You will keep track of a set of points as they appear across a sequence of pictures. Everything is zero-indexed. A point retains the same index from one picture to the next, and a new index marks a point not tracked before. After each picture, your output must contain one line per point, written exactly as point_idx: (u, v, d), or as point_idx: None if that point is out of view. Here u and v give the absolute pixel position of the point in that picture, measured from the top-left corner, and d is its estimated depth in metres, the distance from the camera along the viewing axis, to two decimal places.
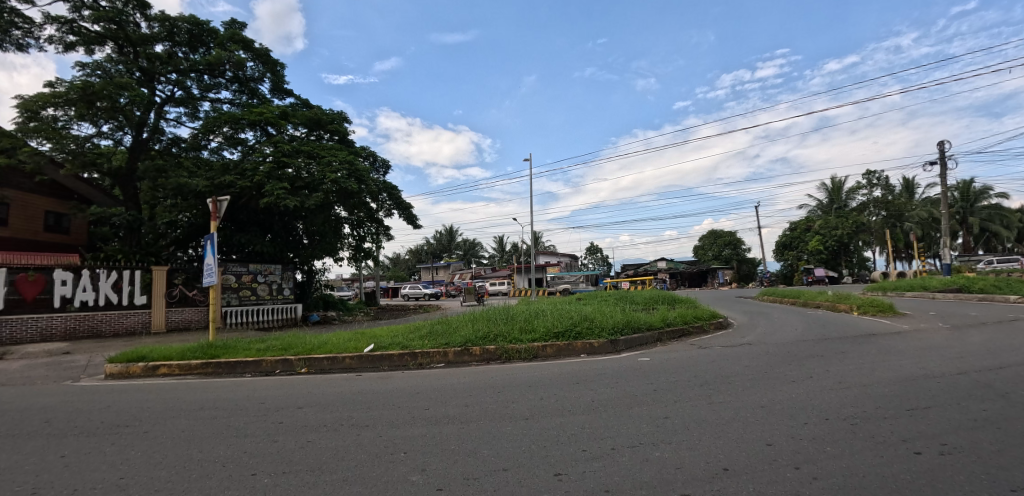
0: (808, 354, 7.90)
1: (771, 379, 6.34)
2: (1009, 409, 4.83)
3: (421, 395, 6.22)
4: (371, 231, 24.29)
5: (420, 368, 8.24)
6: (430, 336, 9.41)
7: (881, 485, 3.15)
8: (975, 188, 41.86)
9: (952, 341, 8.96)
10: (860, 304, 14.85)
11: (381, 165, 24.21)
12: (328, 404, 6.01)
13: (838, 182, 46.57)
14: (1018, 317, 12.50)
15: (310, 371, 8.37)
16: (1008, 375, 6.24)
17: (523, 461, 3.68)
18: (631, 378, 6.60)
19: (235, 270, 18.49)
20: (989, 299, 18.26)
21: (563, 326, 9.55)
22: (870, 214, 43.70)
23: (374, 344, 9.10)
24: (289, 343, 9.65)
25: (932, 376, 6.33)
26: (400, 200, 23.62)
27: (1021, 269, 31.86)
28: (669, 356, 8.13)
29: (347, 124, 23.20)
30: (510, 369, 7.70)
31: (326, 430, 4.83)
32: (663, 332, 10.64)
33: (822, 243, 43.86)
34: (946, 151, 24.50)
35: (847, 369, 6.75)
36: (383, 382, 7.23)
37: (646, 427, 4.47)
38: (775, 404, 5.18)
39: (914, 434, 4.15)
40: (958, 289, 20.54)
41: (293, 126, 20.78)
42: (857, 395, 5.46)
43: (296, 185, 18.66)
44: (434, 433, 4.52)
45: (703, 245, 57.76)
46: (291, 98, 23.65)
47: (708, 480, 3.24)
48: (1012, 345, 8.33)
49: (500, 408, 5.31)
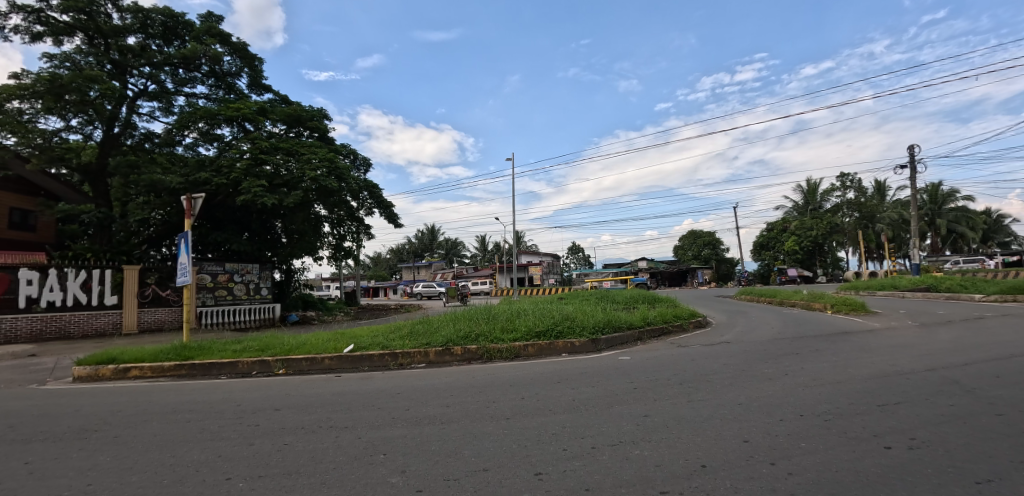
0: (784, 352, 8.06)
1: (749, 377, 6.45)
2: (973, 404, 5.01)
3: (400, 396, 6.15)
4: (352, 230, 24.00)
5: (401, 368, 8.17)
6: (410, 336, 9.33)
7: (853, 479, 3.23)
8: (943, 191, 43.28)
9: (918, 338, 9.29)
10: (834, 303, 15.22)
11: (362, 162, 23.93)
12: (306, 405, 5.91)
13: (813, 184, 47.66)
14: (981, 315, 12.97)
15: (288, 372, 8.20)
16: (973, 371, 6.48)
17: (504, 461, 3.67)
18: (613, 377, 6.65)
19: (211, 269, 18.06)
20: (956, 299, 18.89)
21: (544, 326, 9.56)
22: (844, 215, 44.83)
23: (353, 345, 8.97)
24: (267, 343, 9.45)
25: (902, 372, 6.52)
26: (382, 199, 23.40)
27: (986, 269, 33.35)
28: (649, 354, 8.22)
29: (326, 120, 22.84)
30: (492, 368, 7.68)
31: (304, 432, 4.74)
32: (643, 331, 10.74)
33: (798, 243, 44.94)
34: (917, 155, 25.29)
35: (822, 366, 6.91)
36: (363, 383, 7.15)
37: (627, 425, 4.49)
38: (753, 401, 5.27)
39: (885, 429, 4.28)
40: (926, 289, 21.20)
41: (271, 123, 20.39)
42: (831, 392, 5.60)
43: (274, 183, 18.31)
44: (415, 434, 4.48)
45: (683, 245, 58.56)
46: (269, 93, 23.17)
47: (687, 477, 3.28)
48: (978, 343, 8.64)
49: (482, 408, 5.30)
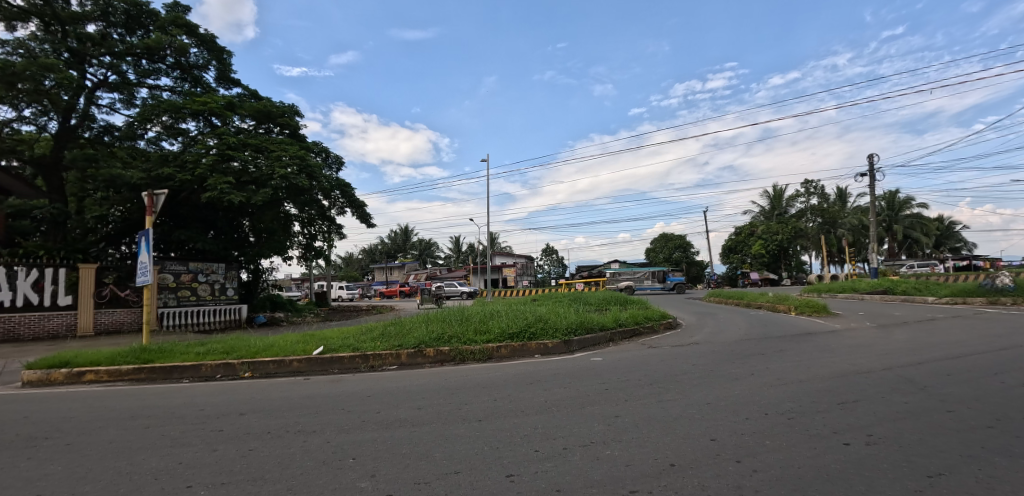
0: (751, 352, 8.27)
1: (717, 377, 6.59)
2: (925, 401, 5.26)
3: (371, 398, 6.05)
4: (323, 230, 23.55)
5: (372, 370, 8.05)
6: (382, 337, 9.19)
7: (816, 475, 3.33)
8: (899, 198, 45.36)
9: (875, 339, 9.73)
10: (797, 304, 15.82)
11: (335, 161, 23.50)
12: (273, 409, 5.74)
13: (779, 189, 49.24)
14: (932, 317, 13.68)
15: (254, 375, 7.95)
16: (925, 370, 6.82)
17: (476, 464, 3.63)
18: (585, 377, 6.72)
19: (174, 269, 17.40)
20: (911, 300, 19.97)
21: (517, 327, 9.58)
22: (808, 220, 46.43)
23: (323, 347, 8.76)
24: (232, 346, 9.16)
25: (861, 372, 6.77)
26: (354, 199, 23.04)
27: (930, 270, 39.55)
28: (621, 355, 8.35)
29: (298, 117, 22.33)
30: (464, 370, 7.64)
31: (270, 437, 4.60)
32: (614, 332, 10.88)
33: (764, 247, 46.46)
34: (875, 164, 26.45)
35: (786, 366, 7.12)
36: (335, 386, 6.97)
37: (599, 426, 4.53)
38: (720, 400, 5.38)
39: (844, 426, 4.43)
40: (883, 291, 22.18)
41: (239, 118, 19.82)
42: (795, 391, 5.77)
43: (242, 180, 17.80)
44: (386, 437, 4.40)
45: (654, 248, 59.69)
46: (238, 87, 22.52)
47: (656, 476, 3.33)
48: (930, 343, 9.04)
49: (454, 410, 5.24)
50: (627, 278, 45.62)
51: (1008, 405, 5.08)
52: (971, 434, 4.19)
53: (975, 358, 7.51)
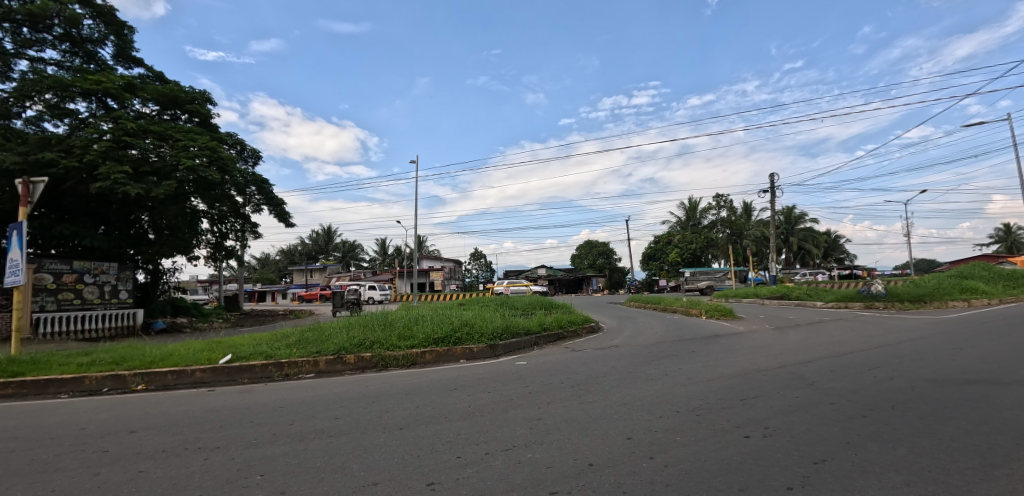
0: (665, 354, 8.80)
1: (634, 378, 6.92)
2: (813, 396, 5.88)
3: (283, 409, 5.65)
4: (236, 228, 21.88)
5: (287, 379, 7.56)
6: (299, 344, 8.68)
7: (719, 467, 3.59)
8: (796, 213, 50.50)
9: (771, 340, 10.77)
10: (708, 308, 17.05)
11: (251, 154, 21.95)
12: (170, 425, 5.19)
13: (693, 202, 52.86)
14: (818, 319, 15.44)
15: (149, 388, 7.15)
16: (813, 367, 7.65)
17: (395, 474, 3.52)
18: (509, 381, 6.76)
19: (54, 268, 15.28)
20: (804, 303, 22.42)
21: (443, 332, 9.45)
22: (718, 231, 50.34)
23: (232, 355, 8.08)
24: (124, 355, 8.18)
25: (761, 370, 7.45)
26: (272, 196, 21.69)
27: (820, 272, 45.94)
28: (545, 359, 8.53)
29: (209, 104, 20.62)
30: (386, 377, 7.39)
31: (166, 456, 4.16)
32: (540, 336, 11.11)
33: (680, 255, 49.89)
34: (775, 182, 29.20)
35: (695, 367, 7.65)
36: (242, 398, 6.45)
37: (521, 429, 4.58)
38: (636, 400, 5.66)
39: (745, 420, 4.82)
40: (781, 297, 24.48)
41: (140, 101, 17.92)
42: (704, 389, 6.21)
43: (140, 170, 16.08)
44: (298, 451, 4.14)
45: (580, 254, 61.53)
46: (139, 67, 20.32)
47: (575, 476, 3.42)
48: (818, 343, 10.18)
49: (375, 419, 5.03)
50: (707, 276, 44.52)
51: (878, 396, 5.83)
52: (848, 423, 4.74)
53: (853, 356, 8.58)
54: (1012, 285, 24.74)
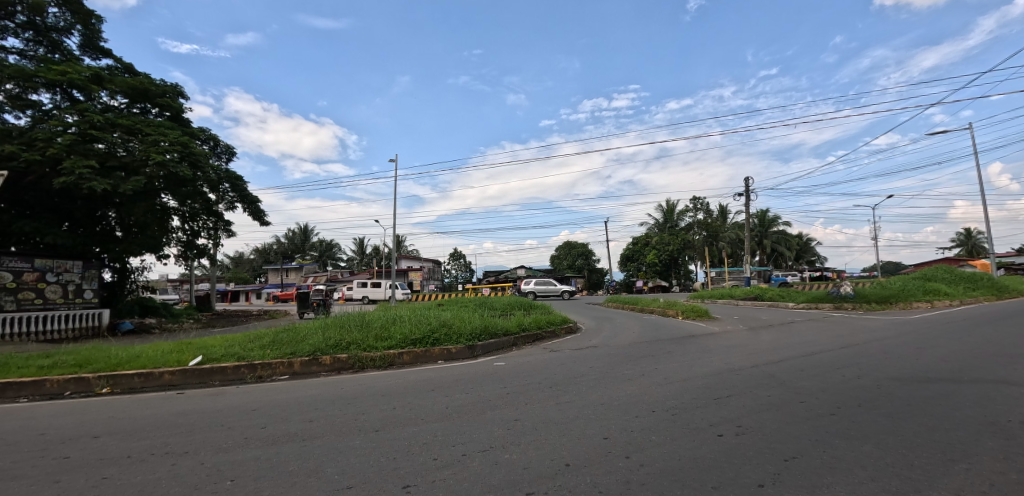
0: (642, 354, 8.92)
1: (611, 378, 7.01)
2: (783, 394, 6.04)
3: (255, 413, 5.52)
4: (208, 226, 21.32)
5: (260, 381, 7.41)
6: (272, 345, 8.50)
7: (692, 465, 3.65)
8: (769, 216, 51.79)
9: (745, 340, 11.03)
10: (684, 309, 17.32)
11: (225, 150, 21.43)
12: (136, 430, 5.03)
13: (671, 204, 53.64)
14: (789, 320, 15.86)
15: (115, 391, 6.90)
16: (785, 366, 7.85)
17: (370, 477, 3.47)
18: (487, 382, 6.75)
19: (14, 266, 14.63)
20: (776, 303, 23.00)
21: (420, 333, 9.37)
22: (695, 233, 51.21)
23: (202, 357, 7.86)
24: (88, 357, 7.88)
25: (735, 369, 7.61)
26: (246, 193, 21.18)
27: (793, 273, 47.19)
28: (523, 359, 8.54)
29: (181, 98, 20.03)
30: (363, 378, 7.31)
31: (132, 462, 4.03)
32: (518, 337, 11.12)
33: (657, 257, 50.29)
34: (749, 186, 29.82)
35: (670, 366, 7.78)
36: (213, 400, 6.29)
37: (499, 431, 4.57)
38: (613, 401, 5.71)
39: (718, 419, 4.92)
40: (754, 297, 25.10)
41: (108, 93, 17.30)
42: (679, 389, 6.32)
43: (107, 165, 15.55)
44: (270, 455, 4.06)
45: (559, 255, 61.77)
46: (108, 58, 19.62)
47: (552, 477, 3.43)
48: (789, 343, 10.47)
49: (350, 422, 4.96)
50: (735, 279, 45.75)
51: (845, 394, 6.02)
52: (818, 421, 4.88)
53: (823, 356, 8.85)
54: (972, 286, 25.87)
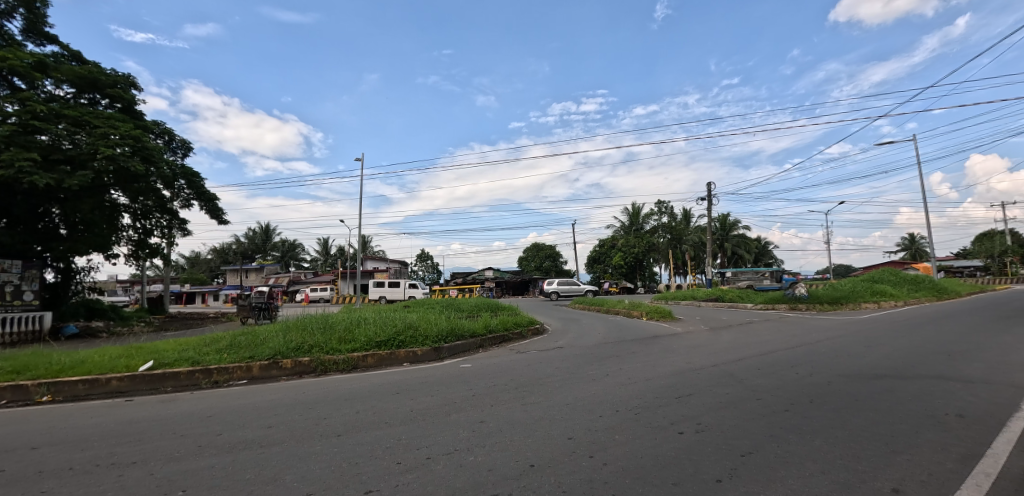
0: (607, 355, 9.07)
1: (576, 378, 7.10)
2: (741, 392, 6.27)
3: (211, 419, 5.32)
4: (161, 224, 20.35)
5: (216, 387, 7.14)
6: (229, 349, 8.19)
7: (652, 463, 3.74)
8: (729, 220, 53.60)
9: (706, 340, 11.40)
10: (649, 311, 17.70)
11: (181, 145, 20.55)
12: (80, 440, 4.76)
13: (637, 207, 54.76)
14: (748, 320, 16.50)
15: (56, 399, 6.51)
16: (744, 365, 8.14)
17: (332, 483, 3.41)
18: (452, 384, 6.73)
19: None
20: (736, 306, 23.84)
21: (386, 335, 9.23)
22: (659, 236, 52.45)
23: (153, 362, 7.50)
24: (27, 363, 7.39)
25: (696, 369, 7.84)
26: (203, 190, 20.36)
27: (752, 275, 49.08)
28: (489, 361, 8.55)
29: (134, 89, 19.08)
30: (326, 382, 7.13)
31: (74, 473, 3.81)
32: (485, 338, 11.11)
33: (623, 259, 51.48)
34: (711, 192, 30.73)
35: (633, 366, 7.97)
36: (165, 408, 6.01)
37: (463, 433, 4.56)
38: (577, 401, 5.79)
39: (679, 417, 5.07)
40: (716, 299, 25.89)
41: (53, 82, 16.31)
42: (641, 388, 6.46)
43: (50, 158, 14.65)
44: (226, 463, 3.91)
45: (527, 257, 62.08)
46: (53, 45, 18.48)
47: (516, 478, 3.45)
48: (748, 343, 10.88)
49: (310, 427, 4.84)
50: (749, 278, 48.16)
51: (799, 391, 6.30)
52: (773, 417, 5.08)
53: (779, 354, 9.24)
54: (915, 288, 27.52)
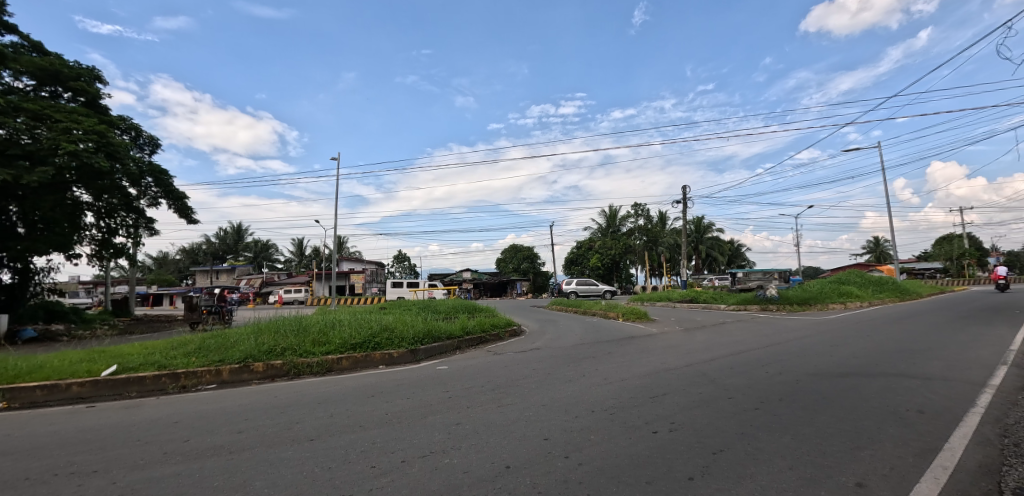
0: (583, 356, 9.14)
1: (552, 380, 7.13)
2: (713, 391, 6.42)
3: (179, 425, 5.17)
4: (126, 223, 19.64)
5: (184, 391, 6.93)
6: (199, 353, 7.97)
7: (626, 462, 3.81)
8: (704, 223, 54.63)
9: (681, 340, 11.63)
10: (625, 312, 17.93)
11: (148, 142, 19.87)
12: (37, 448, 4.56)
13: (614, 210, 55.37)
14: (721, 321, 16.89)
15: (12, 406, 6.22)
16: (717, 365, 8.33)
17: (305, 489, 3.36)
18: (428, 386, 6.69)
19: None
20: (710, 306, 24.38)
21: (361, 337, 9.12)
22: (636, 238, 53.14)
23: (117, 366, 7.23)
24: None
25: (670, 368, 7.99)
26: (172, 188, 19.74)
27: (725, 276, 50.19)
28: (467, 363, 8.55)
29: (99, 82, 18.38)
30: (299, 385, 7.00)
31: (31, 484, 3.65)
32: (462, 340, 11.09)
33: (600, 261, 51.96)
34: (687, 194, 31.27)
35: (609, 367, 8.06)
36: (130, 413, 5.81)
37: (439, 435, 4.54)
38: (553, 402, 5.82)
39: (654, 417, 5.16)
40: (690, 300, 26.41)
41: (12, 74, 15.62)
42: (617, 389, 6.55)
43: (7, 153, 14.03)
44: (195, 470, 3.81)
45: (505, 258, 62.09)
46: (11, 34, 17.67)
47: (492, 479, 3.47)
48: (721, 343, 11.15)
49: (282, 431, 4.75)
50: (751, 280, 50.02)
51: (769, 390, 6.49)
52: (743, 416, 5.22)
53: (750, 354, 9.50)
54: (879, 289, 28.66)
